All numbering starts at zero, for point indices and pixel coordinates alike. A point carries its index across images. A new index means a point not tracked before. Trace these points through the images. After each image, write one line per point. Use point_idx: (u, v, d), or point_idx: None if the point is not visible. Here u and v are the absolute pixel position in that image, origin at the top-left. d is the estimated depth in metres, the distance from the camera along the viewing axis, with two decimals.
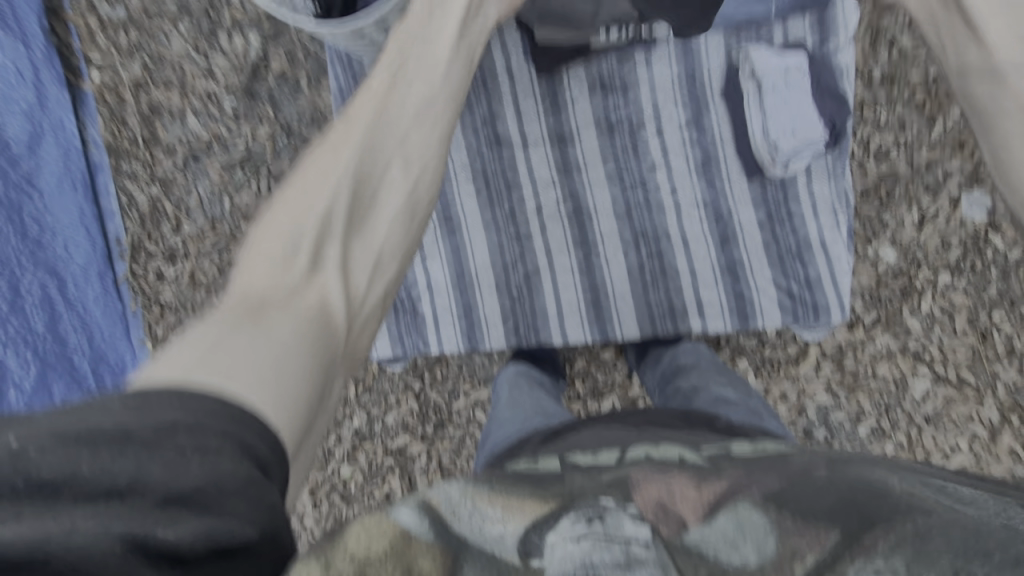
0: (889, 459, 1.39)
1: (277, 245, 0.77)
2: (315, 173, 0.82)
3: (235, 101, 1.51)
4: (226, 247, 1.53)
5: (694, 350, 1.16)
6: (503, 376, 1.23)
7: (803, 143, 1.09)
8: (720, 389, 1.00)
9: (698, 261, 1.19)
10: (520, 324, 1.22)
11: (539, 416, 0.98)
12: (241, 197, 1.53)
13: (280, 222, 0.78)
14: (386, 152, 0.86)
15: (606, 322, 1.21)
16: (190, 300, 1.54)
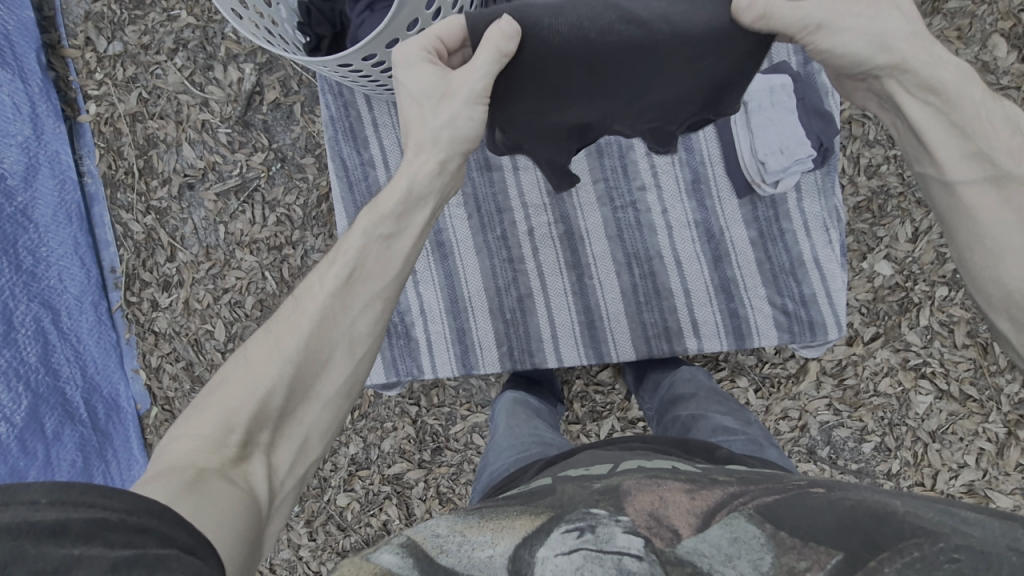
0: (895, 476, 1.36)
1: (259, 370, 0.74)
2: (306, 303, 0.79)
3: (231, 129, 1.53)
4: (220, 275, 1.53)
5: (692, 376, 1.14)
6: (502, 401, 1.20)
7: (792, 161, 1.09)
8: (723, 419, 0.97)
9: (693, 281, 1.18)
10: (515, 347, 1.21)
11: (540, 443, 0.96)
12: (236, 225, 1.53)
13: (264, 348, 0.76)
14: (370, 272, 0.82)
15: (601, 344, 1.20)
16: (185, 328, 1.53)
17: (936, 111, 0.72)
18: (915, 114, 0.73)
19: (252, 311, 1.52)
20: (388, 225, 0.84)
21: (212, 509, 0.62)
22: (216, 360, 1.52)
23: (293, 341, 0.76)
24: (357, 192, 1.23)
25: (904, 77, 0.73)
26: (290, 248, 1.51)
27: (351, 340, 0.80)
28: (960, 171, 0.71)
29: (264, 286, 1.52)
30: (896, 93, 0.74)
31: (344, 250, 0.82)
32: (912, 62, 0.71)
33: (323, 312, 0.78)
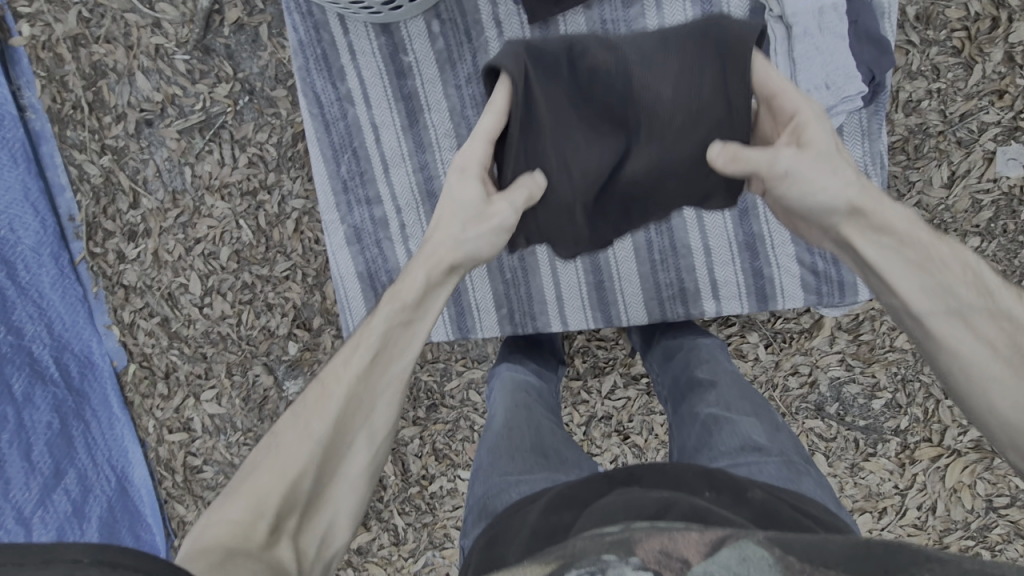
0: (903, 432, 1.33)
1: (288, 450, 0.72)
2: (329, 384, 0.77)
3: (189, 57, 1.34)
4: (190, 223, 1.40)
5: (710, 364, 0.99)
6: (497, 376, 1.06)
7: (838, 100, 0.96)
8: (754, 431, 0.83)
9: (715, 237, 1.07)
10: (517, 310, 1.12)
11: (538, 459, 0.82)
12: (203, 168, 1.38)
13: (287, 436, 0.73)
14: (394, 346, 0.81)
15: (610, 307, 1.11)
16: (156, 281, 1.42)
17: (893, 252, 0.76)
18: (911, 284, 0.75)
19: (228, 263, 1.41)
20: (409, 310, 0.83)
21: None
22: (193, 315, 1.43)
23: (318, 431, 0.73)
24: (334, 133, 1.07)
25: (867, 233, 0.77)
26: (266, 194, 1.37)
27: (372, 431, 0.78)
28: (925, 305, 0.74)
29: (239, 235, 1.39)
30: (871, 257, 0.77)
31: (362, 342, 0.80)
32: (868, 208, 0.76)
33: (346, 403, 0.76)
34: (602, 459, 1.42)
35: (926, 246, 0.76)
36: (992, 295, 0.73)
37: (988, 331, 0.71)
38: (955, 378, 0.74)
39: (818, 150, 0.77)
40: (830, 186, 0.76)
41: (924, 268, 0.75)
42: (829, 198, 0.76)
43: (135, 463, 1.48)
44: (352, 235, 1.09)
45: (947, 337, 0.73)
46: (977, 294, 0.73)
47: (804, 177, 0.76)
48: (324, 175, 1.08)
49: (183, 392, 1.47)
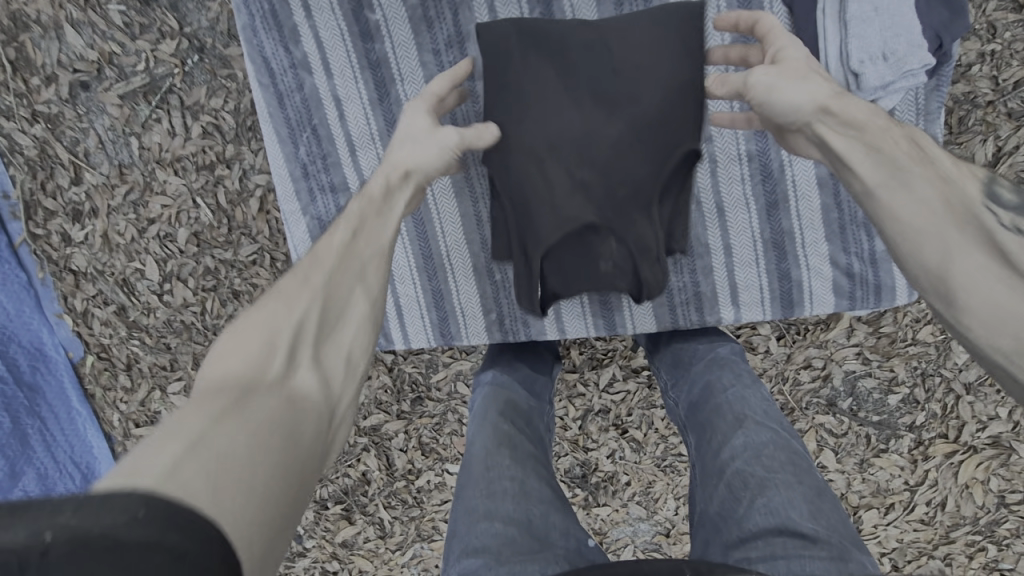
0: (918, 428, 1.25)
1: (253, 334, 0.56)
2: (292, 289, 0.62)
3: (126, 7, 1.15)
4: (142, 201, 1.25)
5: (744, 395, 0.72)
6: (484, 394, 0.86)
7: (897, 72, 0.82)
8: (796, 505, 0.56)
9: (738, 236, 0.96)
10: (507, 315, 1.01)
11: (499, 523, 0.60)
12: (151, 138, 1.22)
13: (249, 328, 0.57)
14: (368, 257, 0.70)
15: (614, 313, 1.00)
16: (108, 265, 1.28)
17: (862, 144, 0.63)
18: (843, 147, 0.64)
19: (187, 246, 1.27)
20: (378, 213, 0.75)
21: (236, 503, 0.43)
22: (152, 303, 1.30)
23: (287, 322, 0.59)
24: (290, 111, 0.95)
25: (828, 121, 0.67)
26: (225, 169, 1.22)
27: (359, 312, 0.65)
28: (872, 176, 0.61)
29: (197, 215, 1.25)
30: (825, 137, 0.67)
31: (325, 253, 0.68)
32: (837, 106, 0.67)
33: (326, 295, 0.63)
34: (598, 454, 1.35)
35: (889, 134, 0.63)
36: (985, 206, 0.56)
37: (1011, 240, 0.53)
38: (932, 298, 0.54)
39: (800, 69, 0.73)
40: (812, 89, 0.70)
41: (914, 157, 0.60)
42: (791, 98, 0.71)
43: (101, 458, 1.37)
44: (316, 228, 0.99)
45: (910, 234, 0.56)
46: (951, 196, 0.56)
47: (774, 83, 0.73)
48: (285, 162, 0.97)
49: (147, 384, 1.35)
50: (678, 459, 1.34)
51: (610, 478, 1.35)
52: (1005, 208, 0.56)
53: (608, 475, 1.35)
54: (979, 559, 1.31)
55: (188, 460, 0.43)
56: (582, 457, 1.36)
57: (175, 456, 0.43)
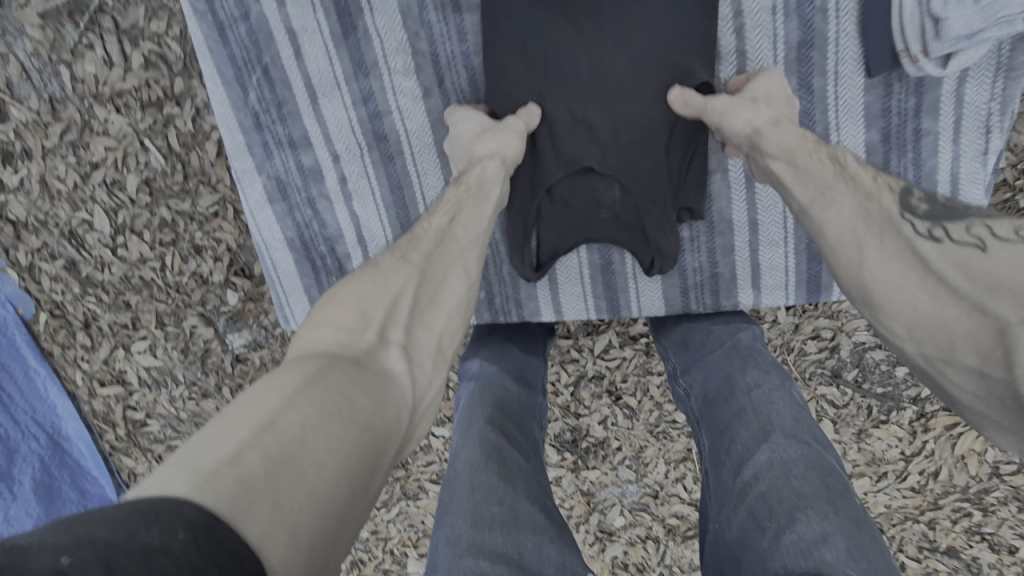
0: (921, 400, 1.21)
1: (348, 311, 0.59)
2: (389, 268, 0.64)
3: None
4: (81, 142, 1.10)
5: (770, 398, 0.69)
6: (475, 388, 0.80)
7: (986, 20, 0.69)
8: (831, 540, 0.53)
9: (764, 212, 0.85)
10: (499, 292, 0.92)
11: (487, 560, 0.56)
12: (84, 68, 1.05)
13: (341, 308, 0.60)
14: (453, 246, 0.69)
15: (618, 293, 0.91)
16: (50, 215, 1.15)
17: (799, 175, 0.67)
18: (800, 194, 0.67)
19: (139, 194, 1.13)
20: (474, 197, 0.73)
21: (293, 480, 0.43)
22: (105, 258, 1.18)
23: (378, 304, 0.60)
24: (235, 47, 0.80)
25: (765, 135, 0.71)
26: (175, 106, 1.07)
27: (448, 306, 0.66)
28: (803, 197, 0.66)
29: (147, 159, 1.10)
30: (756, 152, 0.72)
31: (422, 235, 0.69)
32: (767, 133, 0.70)
33: (419, 280, 0.64)
34: (590, 420, 1.30)
35: (816, 155, 0.67)
36: (902, 216, 0.58)
37: (928, 250, 0.54)
38: (863, 309, 0.61)
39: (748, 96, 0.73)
40: (752, 116, 0.72)
41: (857, 198, 0.62)
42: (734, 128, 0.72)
43: (66, 418, 1.29)
44: (275, 191, 0.86)
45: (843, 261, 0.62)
46: (870, 214, 0.60)
47: (719, 109, 0.73)
48: (233, 108, 0.82)
49: (109, 343, 1.25)
50: (671, 426, 1.29)
51: (601, 443, 1.32)
52: (921, 214, 0.57)
53: (599, 441, 1.31)
54: (962, 524, 1.27)
55: (251, 447, 0.43)
56: (573, 422, 1.31)
57: (242, 440, 0.43)
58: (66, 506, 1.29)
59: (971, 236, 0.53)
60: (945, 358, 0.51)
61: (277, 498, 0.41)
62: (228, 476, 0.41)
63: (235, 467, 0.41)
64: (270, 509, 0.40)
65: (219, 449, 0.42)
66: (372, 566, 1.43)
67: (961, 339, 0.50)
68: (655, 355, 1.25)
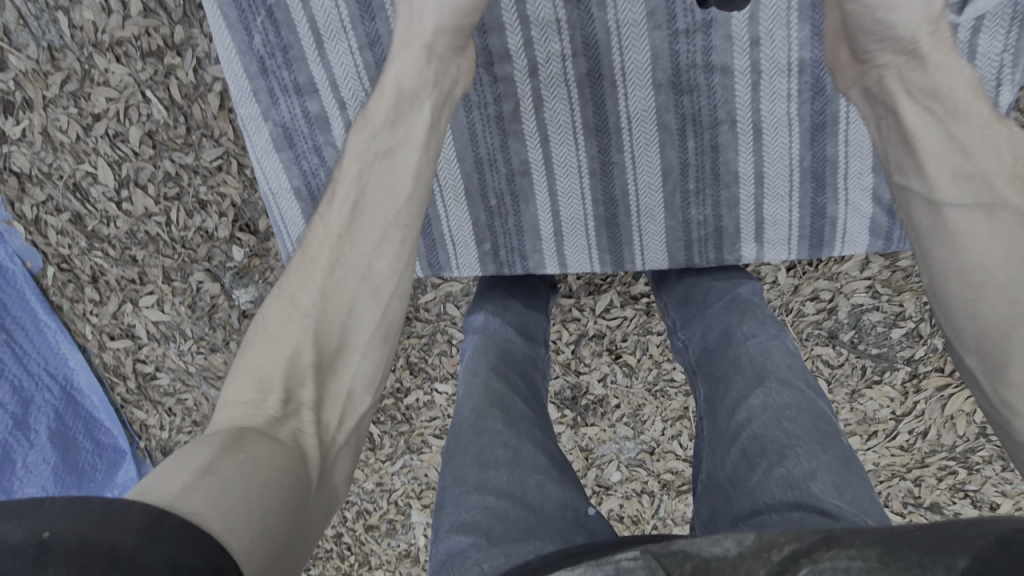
0: (915, 361, 1.23)
1: (259, 366, 0.60)
2: (293, 295, 0.64)
3: None
4: (82, 93, 1.09)
5: (766, 348, 0.71)
6: (478, 341, 0.82)
7: None
8: (818, 475, 0.56)
9: (772, 164, 0.85)
10: (504, 244, 0.93)
11: (491, 496, 0.60)
12: (83, 15, 1.03)
13: (240, 381, 0.59)
14: (366, 234, 0.68)
15: (622, 247, 0.92)
16: (54, 167, 1.14)
17: (949, 140, 0.59)
18: (930, 148, 0.59)
19: (141, 147, 1.12)
20: (384, 157, 0.71)
21: (238, 509, 0.47)
22: (110, 212, 1.18)
23: (284, 343, 0.61)
24: None
25: (909, 75, 0.63)
26: (175, 55, 1.05)
27: (362, 339, 0.65)
28: (942, 180, 0.58)
29: (149, 111, 1.09)
30: (893, 92, 0.64)
31: (323, 237, 0.67)
32: (921, 71, 0.62)
33: (319, 327, 0.63)
34: (590, 377, 1.33)
35: (992, 140, 0.59)
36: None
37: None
38: (974, 355, 0.54)
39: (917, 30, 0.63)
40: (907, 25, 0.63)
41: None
42: (895, 21, 0.63)
43: (78, 370, 1.32)
44: (280, 138, 0.86)
45: (970, 295, 0.54)
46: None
47: None
48: (238, 51, 0.81)
49: (117, 298, 1.26)
50: (669, 384, 1.32)
51: (600, 400, 1.35)
52: None
53: (598, 398, 1.34)
54: (947, 482, 1.31)
55: (195, 486, 0.46)
56: (573, 379, 1.34)
57: (187, 481, 0.47)
58: (81, 453, 1.35)
59: None
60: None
61: (227, 522, 0.45)
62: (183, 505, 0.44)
63: (189, 500, 0.45)
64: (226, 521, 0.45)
65: (168, 490, 0.46)
66: (377, 516, 1.49)
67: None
68: (656, 315, 1.27)
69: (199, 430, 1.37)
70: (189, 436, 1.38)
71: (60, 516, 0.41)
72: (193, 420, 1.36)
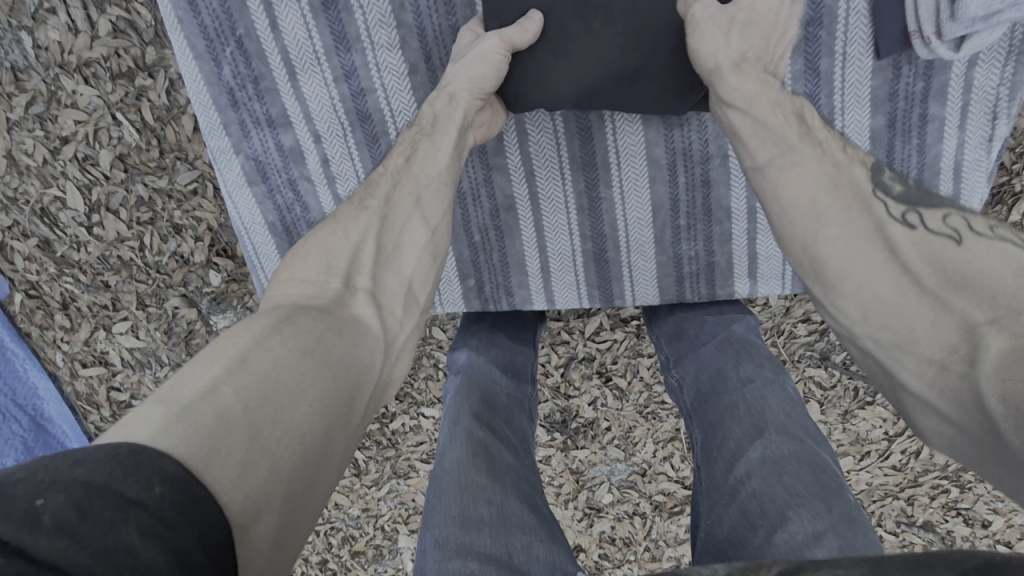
0: None
1: (323, 253, 0.61)
2: (356, 211, 0.65)
3: None
4: (48, 114, 1.04)
5: (764, 396, 0.69)
6: (459, 383, 0.79)
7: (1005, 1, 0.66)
8: (822, 539, 0.54)
9: None
10: (489, 279, 0.90)
11: (475, 562, 0.55)
12: (48, 35, 0.99)
13: (307, 260, 0.61)
14: (428, 171, 0.69)
15: (611, 281, 0.89)
16: (20, 191, 1.10)
17: (760, 125, 0.64)
18: (742, 124, 0.65)
19: (112, 169, 1.08)
20: (428, 136, 0.71)
21: (260, 420, 0.44)
22: (80, 236, 1.13)
23: (345, 247, 0.62)
24: (207, 17, 0.75)
25: (720, 87, 0.67)
26: (147, 76, 1.01)
27: (418, 246, 0.66)
28: (761, 154, 0.64)
29: (119, 133, 1.05)
30: (718, 104, 0.68)
31: (380, 178, 0.69)
32: (733, 75, 0.66)
33: (377, 229, 0.64)
34: (580, 401, 1.30)
35: (783, 111, 0.65)
36: (874, 196, 0.58)
37: (896, 233, 0.55)
38: (812, 286, 0.60)
39: (730, 12, 0.68)
40: (718, 52, 0.67)
41: (835, 180, 0.60)
42: (707, 42, 0.67)
43: (48, 399, 1.26)
44: (253, 171, 0.82)
45: (811, 232, 0.58)
46: (838, 183, 0.59)
47: (698, 22, 0.68)
48: (206, 83, 0.78)
49: (89, 324, 1.21)
50: (661, 406, 1.30)
51: (591, 424, 1.32)
52: (896, 195, 0.57)
53: (588, 421, 1.32)
54: (940, 501, 1.30)
55: (222, 386, 0.45)
56: (563, 403, 1.31)
57: (214, 379, 0.45)
58: None
59: (943, 227, 0.54)
60: (902, 347, 0.52)
61: (246, 441, 0.43)
62: (201, 415, 0.42)
63: (209, 406, 0.43)
64: (243, 452, 0.42)
65: (194, 390, 0.44)
66: (363, 542, 1.44)
67: (922, 331, 0.51)
68: (646, 337, 1.25)
69: None
70: None
71: (81, 465, 0.37)
72: None
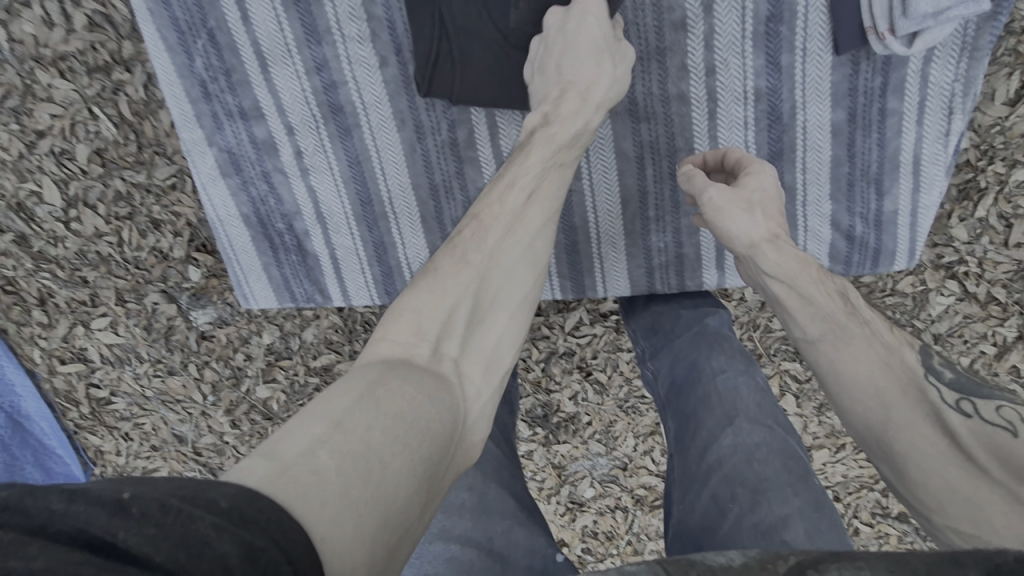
0: None
1: (428, 326, 0.59)
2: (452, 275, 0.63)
3: None
4: (23, 108, 1.03)
5: (736, 386, 0.72)
6: None
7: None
8: (789, 522, 0.58)
9: None
10: None
11: (455, 544, 0.61)
12: (22, 29, 0.98)
13: (398, 324, 0.59)
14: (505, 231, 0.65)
15: (584, 274, 0.91)
16: None
17: (804, 300, 0.68)
18: (788, 300, 0.69)
19: (89, 163, 1.07)
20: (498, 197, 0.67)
21: (345, 494, 0.44)
22: (57, 232, 1.12)
23: (442, 318, 0.60)
24: (177, 9, 0.75)
25: (762, 259, 0.71)
26: (124, 70, 1.01)
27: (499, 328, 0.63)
28: (811, 329, 0.68)
29: (95, 127, 1.05)
30: (762, 276, 0.72)
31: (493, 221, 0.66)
32: (768, 248, 0.71)
33: (483, 276, 0.63)
34: (560, 396, 1.31)
35: (826, 284, 0.69)
36: (926, 379, 0.61)
37: (953, 420, 0.58)
38: (883, 465, 0.62)
39: (746, 194, 0.73)
40: (750, 231, 0.72)
41: (882, 359, 0.64)
42: (732, 229, 0.72)
43: (26, 397, 1.25)
44: (226, 163, 0.83)
45: (865, 409, 0.63)
46: (888, 364, 0.63)
47: (724, 211, 0.72)
48: (176, 74, 0.78)
49: (67, 321, 1.20)
50: (640, 400, 1.31)
51: (572, 418, 1.33)
52: (948, 381, 0.60)
53: (570, 416, 1.33)
54: None
55: (321, 447, 0.45)
56: (544, 398, 1.32)
57: (316, 439, 0.46)
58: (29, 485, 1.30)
59: (1000, 417, 0.56)
60: (984, 540, 0.52)
61: (337, 504, 0.43)
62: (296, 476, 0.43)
63: (312, 464, 0.44)
64: (336, 494, 0.43)
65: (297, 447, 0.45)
66: None
67: (1001, 525, 0.51)
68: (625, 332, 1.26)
69: (157, 455, 1.32)
70: (148, 461, 1.33)
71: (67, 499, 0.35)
72: (151, 445, 1.31)
